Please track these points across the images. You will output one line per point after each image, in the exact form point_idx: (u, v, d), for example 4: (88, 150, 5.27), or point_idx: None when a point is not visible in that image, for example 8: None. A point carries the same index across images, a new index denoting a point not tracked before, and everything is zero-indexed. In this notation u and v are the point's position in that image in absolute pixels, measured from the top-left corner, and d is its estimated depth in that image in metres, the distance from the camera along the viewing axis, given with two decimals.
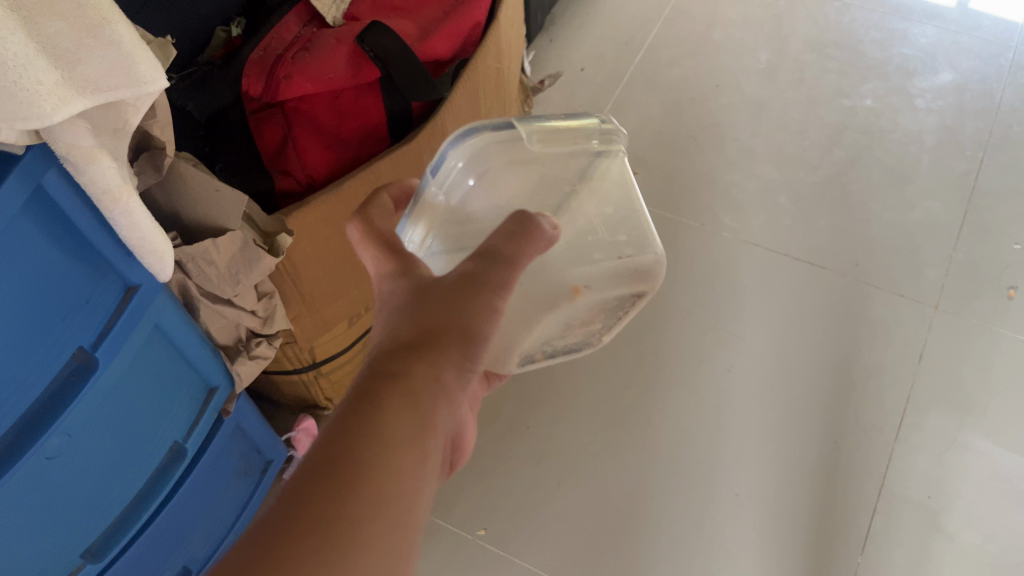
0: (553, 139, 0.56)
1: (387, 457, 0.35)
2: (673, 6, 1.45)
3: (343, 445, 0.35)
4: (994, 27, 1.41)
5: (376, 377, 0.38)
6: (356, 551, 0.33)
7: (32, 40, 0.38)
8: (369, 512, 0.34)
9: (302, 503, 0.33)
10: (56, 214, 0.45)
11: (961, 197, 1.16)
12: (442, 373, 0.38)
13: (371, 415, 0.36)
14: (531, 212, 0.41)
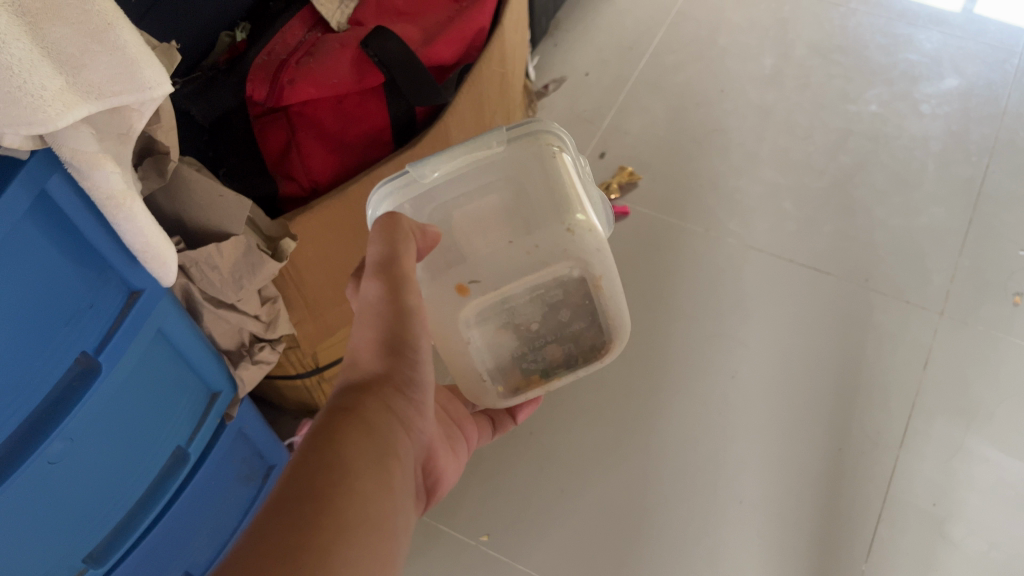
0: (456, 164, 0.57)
1: (358, 474, 0.38)
2: (678, 11, 1.45)
3: (323, 455, 0.38)
4: (999, 33, 1.41)
5: (332, 413, 0.41)
6: (350, 539, 0.35)
7: (37, 45, 0.37)
8: (349, 519, 0.35)
9: (285, 514, 0.34)
10: (60, 219, 0.45)
11: (966, 203, 1.16)
12: (388, 403, 0.43)
13: (337, 441, 0.39)
14: (398, 217, 0.50)
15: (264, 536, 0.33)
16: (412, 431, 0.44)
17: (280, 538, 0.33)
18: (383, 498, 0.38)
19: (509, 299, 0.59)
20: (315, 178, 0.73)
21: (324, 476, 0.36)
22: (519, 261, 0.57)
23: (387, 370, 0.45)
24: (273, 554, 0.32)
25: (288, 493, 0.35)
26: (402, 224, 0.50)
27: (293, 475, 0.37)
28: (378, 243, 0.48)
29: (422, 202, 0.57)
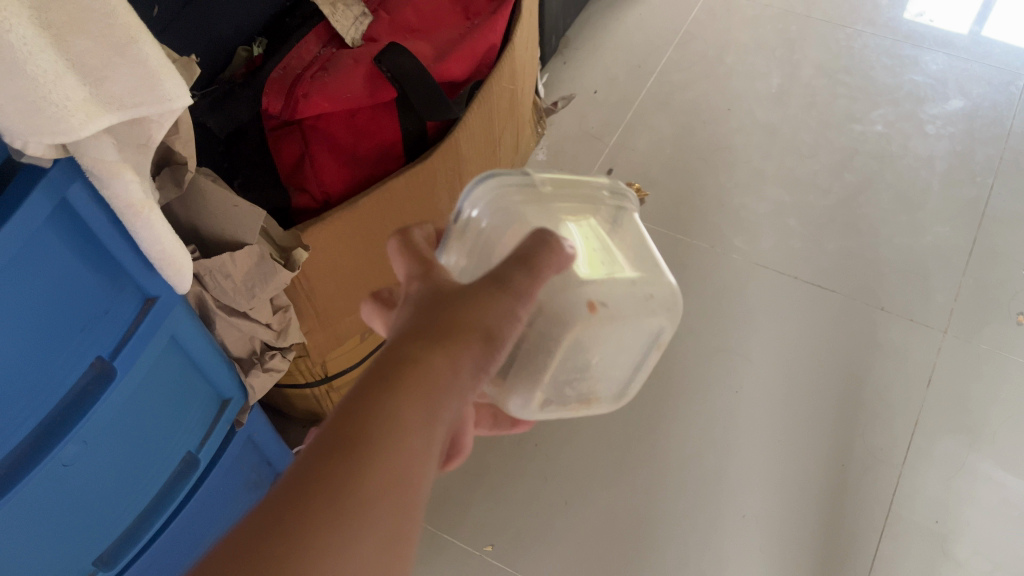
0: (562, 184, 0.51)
1: (395, 450, 0.33)
2: (686, 31, 1.46)
3: (354, 427, 0.33)
4: (1004, 55, 1.42)
5: (385, 366, 0.35)
6: (353, 543, 0.30)
7: (62, 56, 0.39)
8: (371, 505, 0.31)
9: (299, 492, 0.31)
10: (79, 227, 0.46)
11: (971, 223, 1.16)
12: (463, 362, 0.36)
13: (379, 402, 0.34)
14: (551, 233, 0.41)
15: (272, 514, 0.30)
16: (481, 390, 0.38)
17: (285, 522, 0.30)
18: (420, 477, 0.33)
19: (588, 331, 0.47)
20: (328, 190, 0.74)
21: (354, 448, 0.32)
22: (627, 296, 0.49)
23: (467, 324, 0.37)
24: (275, 544, 0.29)
25: (310, 463, 0.32)
26: (552, 237, 0.41)
27: (323, 439, 0.32)
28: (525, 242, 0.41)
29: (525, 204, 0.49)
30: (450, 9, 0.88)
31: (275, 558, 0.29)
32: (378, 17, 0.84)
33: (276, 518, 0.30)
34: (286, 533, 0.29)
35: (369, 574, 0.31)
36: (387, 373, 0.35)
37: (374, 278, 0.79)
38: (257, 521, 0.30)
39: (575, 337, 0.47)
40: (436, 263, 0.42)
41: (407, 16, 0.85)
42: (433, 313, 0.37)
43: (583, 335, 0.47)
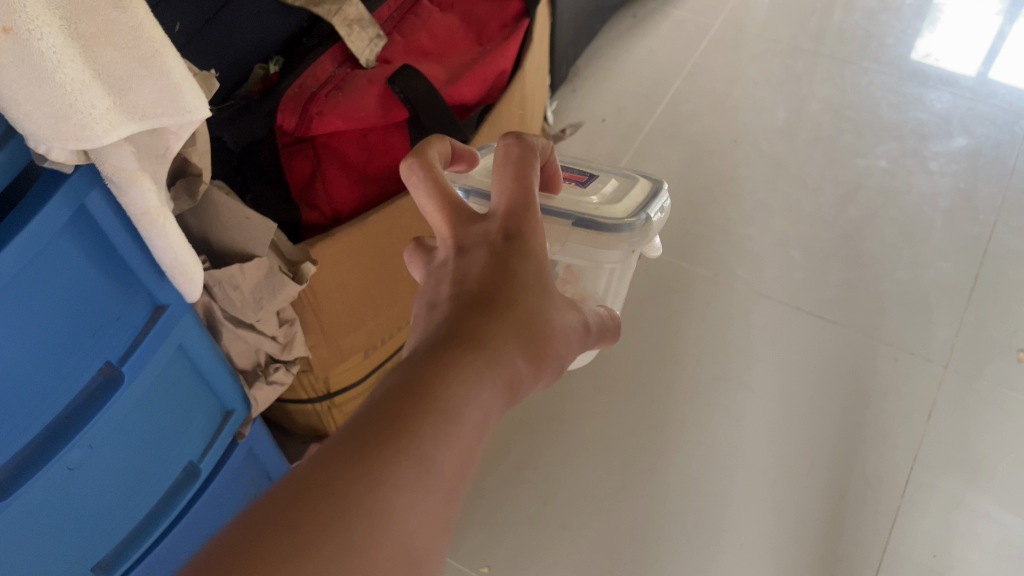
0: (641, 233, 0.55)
1: (476, 431, 0.32)
2: (694, 63, 1.48)
3: (437, 378, 0.32)
4: (1008, 96, 1.44)
5: (468, 331, 0.35)
6: (419, 490, 0.29)
7: (88, 66, 0.40)
8: (450, 483, 0.30)
9: (384, 443, 0.29)
10: (95, 232, 0.47)
11: (973, 260, 1.17)
12: (530, 373, 0.37)
13: (465, 375, 0.33)
14: (614, 327, 0.46)
15: (352, 460, 0.28)
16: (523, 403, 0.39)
17: (369, 470, 0.28)
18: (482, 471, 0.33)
19: None
20: (338, 207, 0.75)
21: (441, 414, 0.31)
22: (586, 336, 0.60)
23: (544, 333, 0.38)
24: (353, 492, 0.28)
25: (391, 416, 0.30)
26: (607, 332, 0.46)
27: (408, 396, 0.31)
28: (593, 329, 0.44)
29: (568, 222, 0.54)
30: (464, 35, 0.91)
31: (358, 506, 0.27)
32: (393, 40, 0.85)
33: (355, 464, 0.28)
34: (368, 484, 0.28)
35: (428, 533, 0.29)
36: (468, 351, 0.34)
37: (379, 296, 0.79)
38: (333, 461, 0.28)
39: None
40: (535, 226, 0.41)
41: (420, 39, 0.87)
42: (520, 292, 0.38)
43: None
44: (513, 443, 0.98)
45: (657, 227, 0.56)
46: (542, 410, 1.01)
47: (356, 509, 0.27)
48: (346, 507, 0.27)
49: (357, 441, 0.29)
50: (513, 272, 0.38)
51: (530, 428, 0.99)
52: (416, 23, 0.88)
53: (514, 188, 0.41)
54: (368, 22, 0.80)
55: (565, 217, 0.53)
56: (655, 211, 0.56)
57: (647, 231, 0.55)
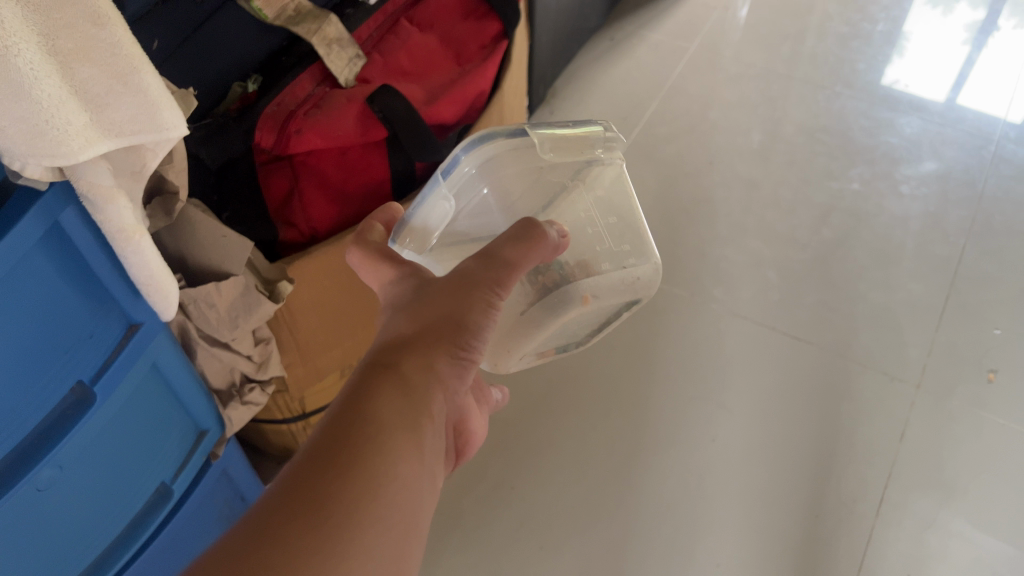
0: (554, 144, 0.60)
1: (386, 439, 0.41)
2: (670, 86, 1.50)
3: (362, 409, 0.42)
4: (976, 120, 1.47)
5: (376, 368, 0.45)
6: (364, 498, 0.39)
7: (66, 82, 0.40)
8: (372, 490, 0.39)
9: (312, 487, 0.38)
10: (69, 249, 0.46)
11: (944, 281, 1.19)
12: (433, 361, 0.46)
13: (376, 399, 0.43)
14: (536, 223, 0.49)
15: (289, 511, 0.37)
16: (454, 388, 0.47)
17: (304, 513, 0.37)
18: (413, 465, 0.42)
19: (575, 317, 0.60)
20: (315, 225, 0.76)
21: (367, 436, 0.41)
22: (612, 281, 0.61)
23: (453, 326, 0.46)
24: (295, 532, 0.36)
25: (329, 448, 0.40)
26: (538, 231, 0.49)
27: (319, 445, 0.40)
28: (517, 245, 0.48)
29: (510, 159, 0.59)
30: (443, 55, 0.91)
31: (319, 518, 0.37)
32: (372, 58, 0.85)
33: (291, 513, 0.37)
34: (306, 522, 0.37)
35: (379, 526, 0.39)
36: (383, 379, 0.44)
37: (355, 314, 0.80)
38: (274, 513, 0.37)
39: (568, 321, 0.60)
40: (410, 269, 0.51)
41: (399, 58, 0.87)
42: (419, 313, 0.47)
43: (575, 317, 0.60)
44: (489, 465, 0.97)
45: (574, 137, 0.61)
46: (518, 431, 1.01)
47: (318, 523, 0.37)
48: (296, 545, 0.36)
49: (287, 498, 0.38)
50: (410, 302, 0.48)
51: (507, 449, 0.99)
52: (395, 42, 0.88)
53: (381, 275, 0.52)
54: (348, 41, 0.80)
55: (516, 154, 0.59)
56: (568, 127, 0.61)
57: (560, 140, 0.60)
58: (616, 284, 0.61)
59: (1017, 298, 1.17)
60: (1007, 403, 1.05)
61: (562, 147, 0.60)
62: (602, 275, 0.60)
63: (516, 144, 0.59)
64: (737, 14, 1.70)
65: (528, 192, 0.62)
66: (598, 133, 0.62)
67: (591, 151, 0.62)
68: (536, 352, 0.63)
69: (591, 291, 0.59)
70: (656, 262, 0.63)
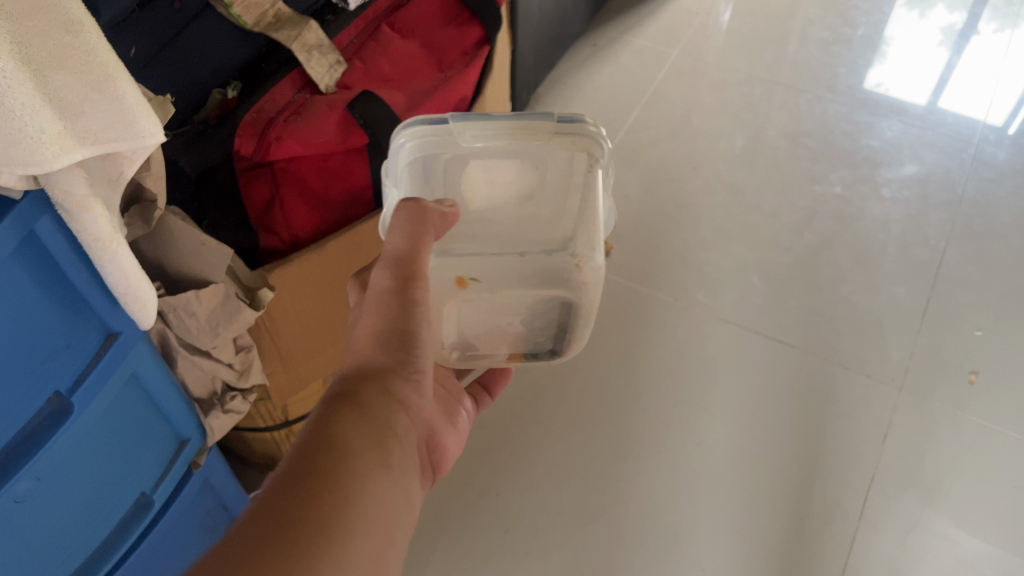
0: (493, 134, 0.57)
1: (357, 456, 0.42)
2: (653, 91, 1.51)
3: (332, 429, 0.43)
4: (956, 123, 1.48)
5: (337, 395, 0.46)
6: (342, 509, 0.39)
7: (41, 90, 0.39)
8: (340, 506, 0.39)
9: (282, 511, 0.37)
10: (45, 257, 0.46)
11: (926, 284, 1.20)
12: (386, 383, 0.47)
13: (344, 420, 0.44)
14: (422, 202, 0.52)
15: (265, 530, 0.36)
16: (412, 407, 0.48)
17: (276, 534, 0.36)
18: (380, 480, 0.42)
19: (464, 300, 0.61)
20: (296, 232, 0.76)
21: (342, 453, 0.42)
22: (506, 266, 0.60)
23: (397, 343, 0.49)
24: (268, 554, 0.35)
25: (306, 464, 0.40)
26: (425, 214, 0.52)
27: (286, 472, 0.40)
28: (398, 235, 0.50)
29: (447, 146, 0.59)
30: (425, 61, 0.91)
31: (304, 527, 0.37)
32: (353, 66, 0.85)
33: (262, 536, 0.36)
34: (278, 544, 0.36)
35: (359, 535, 0.39)
36: (347, 402, 0.45)
37: (338, 321, 0.80)
38: (245, 539, 0.36)
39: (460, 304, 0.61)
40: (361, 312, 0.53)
41: (381, 65, 0.87)
42: (366, 338, 0.49)
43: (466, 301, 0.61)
44: (474, 471, 0.97)
45: (530, 126, 0.57)
46: (503, 437, 1.00)
47: (302, 532, 0.37)
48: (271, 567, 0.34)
49: (257, 524, 0.37)
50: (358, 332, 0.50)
51: (493, 454, 0.99)
52: (376, 49, 0.88)
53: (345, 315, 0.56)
54: (328, 48, 0.80)
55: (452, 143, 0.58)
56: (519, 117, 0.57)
57: (515, 132, 0.57)
58: (502, 272, 0.60)
59: (998, 300, 1.18)
60: (990, 404, 1.06)
61: (500, 137, 0.57)
62: (490, 261, 0.60)
63: (439, 130, 0.58)
64: (719, 19, 1.71)
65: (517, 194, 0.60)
66: (552, 119, 0.57)
67: (547, 141, 0.57)
68: (472, 340, 0.66)
69: (469, 271, 0.59)
70: (577, 259, 0.60)
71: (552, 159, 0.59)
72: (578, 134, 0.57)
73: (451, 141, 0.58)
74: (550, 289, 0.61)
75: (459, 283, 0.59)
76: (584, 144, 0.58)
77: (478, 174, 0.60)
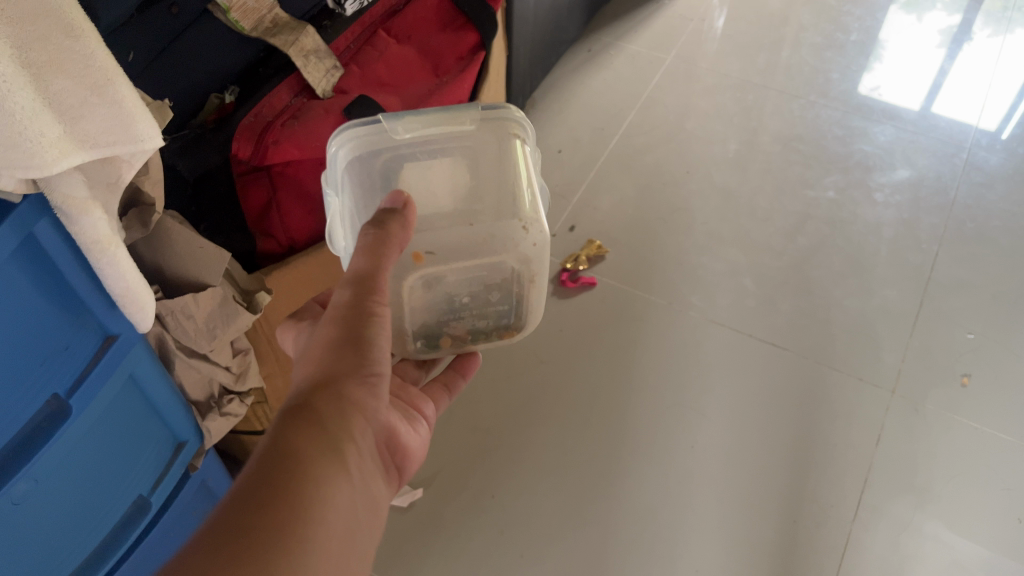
0: (422, 124, 0.58)
1: (314, 474, 0.41)
2: (648, 96, 1.51)
3: (288, 444, 0.42)
4: (949, 128, 1.49)
5: (293, 406, 0.44)
6: (300, 525, 0.38)
7: (41, 94, 0.40)
8: (298, 520, 0.38)
9: (237, 523, 0.37)
10: (43, 261, 0.46)
11: (918, 287, 1.20)
12: (342, 391, 0.46)
13: (301, 434, 0.43)
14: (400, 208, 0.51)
15: (219, 546, 0.36)
16: (369, 410, 0.47)
17: (232, 549, 0.35)
18: (335, 492, 0.42)
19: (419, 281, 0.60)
20: (293, 236, 0.78)
21: (298, 469, 0.41)
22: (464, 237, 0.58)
23: (357, 350, 0.47)
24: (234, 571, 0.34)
25: (263, 482, 0.39)
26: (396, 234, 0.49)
27: (241, 485, 0.39)
28: (360, 255, 0.49)
29: (382, 148, 0.59)
30: (421, 65, 0.93)
31: (260, 545, 0.36)
32: (350, 70, 0.86)
33: (218, 549, 0.35)
34: (235, 559, 0.35)
35: (316, 551, 0.38)
36: (302, 415, 0.44)
37: None
38: (203, 554, 0.35)
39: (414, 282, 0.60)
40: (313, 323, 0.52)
41: (377, 70, 0.88)
42: (316, 350, 0.48)
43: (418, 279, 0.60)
44: (470, 474, 0.98)
45: (441, 117, 0.58)
46: (499, 440, 1.01)
47: (261, 549, 0.36)
48: None
49: (216, 537, 0.36)
50: (310, 343, 0.49)
51: (488, 458, 0.99)
52: (372, 54, 0.88)
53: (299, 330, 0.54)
54: (326, 53, 0.81)
55: (394, 137, 0.58)
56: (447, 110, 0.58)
57: (435, 123, 0.58)
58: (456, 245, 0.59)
59: (989, 303, 1.19)
60: (980, 406, 1.07)
61: (425, 127, 0.58)
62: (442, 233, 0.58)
63: (370, 129, 0.58)
64: (714, 25, 1.73)
65: (457, 185, 0.58)
66: (477, 108, 0.58)
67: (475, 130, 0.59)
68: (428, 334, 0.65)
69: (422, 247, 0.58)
70: (523, 220, 0.58)
71: (488, 142, 0.59)
72: (503, 119, 0.59)
73: (378, 136, 0.59)
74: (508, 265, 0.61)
75: (414, 258, 0.58)
76: (510, 126, 0.59)
77: (436, 170, 0.58)
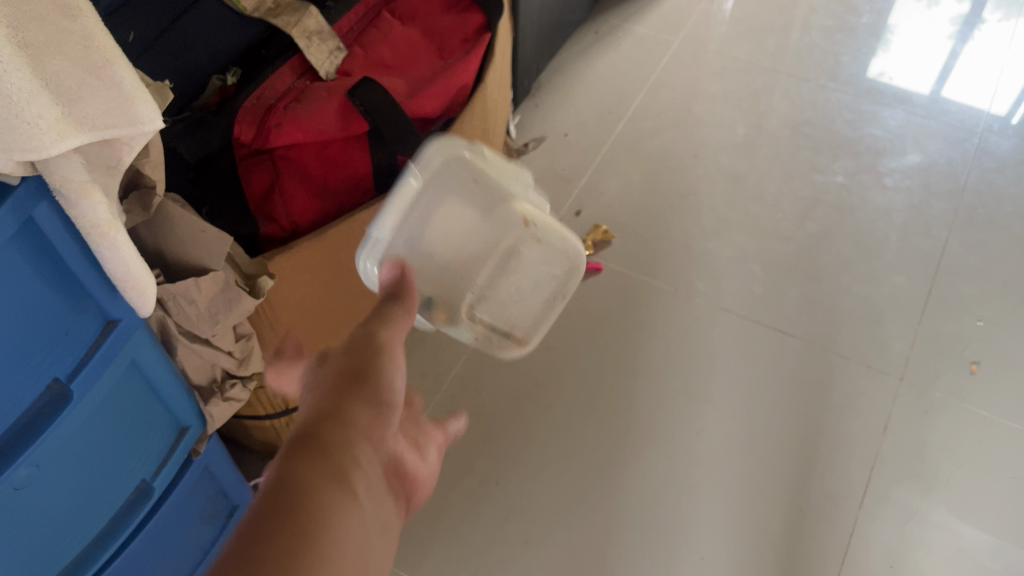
0: (455, 159, 0.67)
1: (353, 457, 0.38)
2: (655, 79, 1.50)
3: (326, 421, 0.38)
4: (960, 113, 1.47)
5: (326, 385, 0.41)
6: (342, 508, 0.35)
7: (38, 76, 0.39)
8: (340, 503, 0.35)
9: (279, 506, 0.33)
10: (43, 244, 0.46)
11: (927, 274, 1.19)
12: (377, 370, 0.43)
13: (338, 413, 0.39)
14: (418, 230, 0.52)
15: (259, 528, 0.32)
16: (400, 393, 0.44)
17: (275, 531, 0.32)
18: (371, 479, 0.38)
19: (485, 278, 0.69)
20: (296, 220, 0.77)
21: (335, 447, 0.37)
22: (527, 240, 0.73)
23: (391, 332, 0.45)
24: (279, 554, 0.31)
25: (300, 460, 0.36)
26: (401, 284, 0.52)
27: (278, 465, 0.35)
28: None
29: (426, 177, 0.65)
30: (425, 48, 0.91)
31: (302, 528, 0.32)
32: (353, 52, 0.85)
33: (260, 531, 0.31)
34: (281, 543, 0.31)
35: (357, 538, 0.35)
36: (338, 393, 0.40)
37: None
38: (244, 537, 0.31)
39: (485, 284, 0.70)
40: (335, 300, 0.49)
41: (381, 51, 0.87)
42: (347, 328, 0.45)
43: (488, 281, 0.70)
44: (473, 461, 0.97)
45: (470, 157, 0.68)
46: (503, 426, 1.00)
47: (303, 532, 0.32)
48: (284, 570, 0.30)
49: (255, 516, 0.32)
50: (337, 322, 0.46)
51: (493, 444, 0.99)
52: (376, 36, 0.88)
53: None
54: (328, 34, 0.80)
55: (434, 167, 0.66)
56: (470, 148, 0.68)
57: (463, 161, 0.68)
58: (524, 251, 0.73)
59: (999, 290, 1.17)
60: (989, 394, 1.06)
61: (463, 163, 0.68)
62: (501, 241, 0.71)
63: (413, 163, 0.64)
64: (722, 6, 1.70)
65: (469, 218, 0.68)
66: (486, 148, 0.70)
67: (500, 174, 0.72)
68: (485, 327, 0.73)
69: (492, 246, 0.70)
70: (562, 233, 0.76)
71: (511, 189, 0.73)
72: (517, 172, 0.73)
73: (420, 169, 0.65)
74: (555, 273, 0.77)
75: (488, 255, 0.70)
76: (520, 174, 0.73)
77: (463, 206, 0.68)
